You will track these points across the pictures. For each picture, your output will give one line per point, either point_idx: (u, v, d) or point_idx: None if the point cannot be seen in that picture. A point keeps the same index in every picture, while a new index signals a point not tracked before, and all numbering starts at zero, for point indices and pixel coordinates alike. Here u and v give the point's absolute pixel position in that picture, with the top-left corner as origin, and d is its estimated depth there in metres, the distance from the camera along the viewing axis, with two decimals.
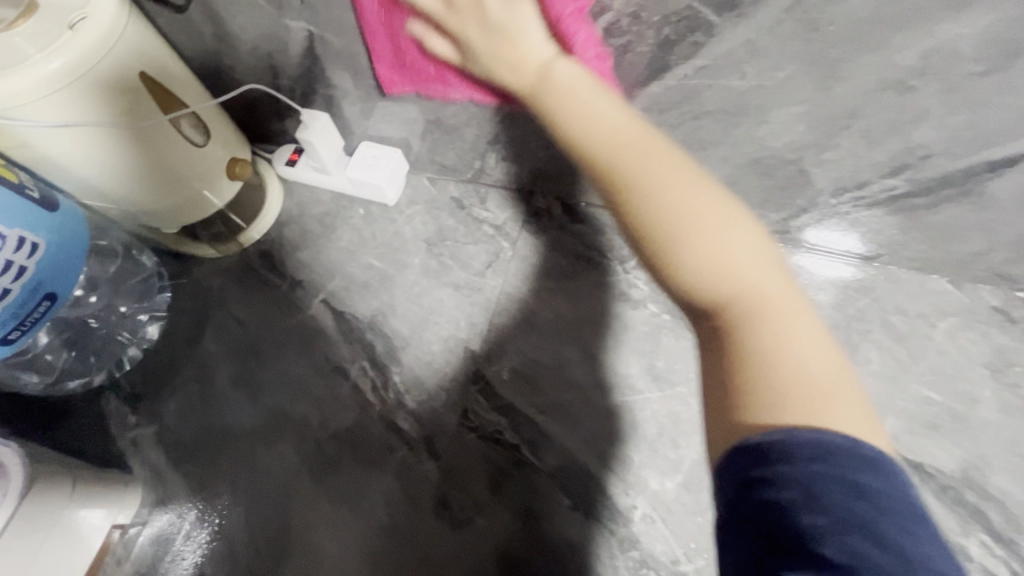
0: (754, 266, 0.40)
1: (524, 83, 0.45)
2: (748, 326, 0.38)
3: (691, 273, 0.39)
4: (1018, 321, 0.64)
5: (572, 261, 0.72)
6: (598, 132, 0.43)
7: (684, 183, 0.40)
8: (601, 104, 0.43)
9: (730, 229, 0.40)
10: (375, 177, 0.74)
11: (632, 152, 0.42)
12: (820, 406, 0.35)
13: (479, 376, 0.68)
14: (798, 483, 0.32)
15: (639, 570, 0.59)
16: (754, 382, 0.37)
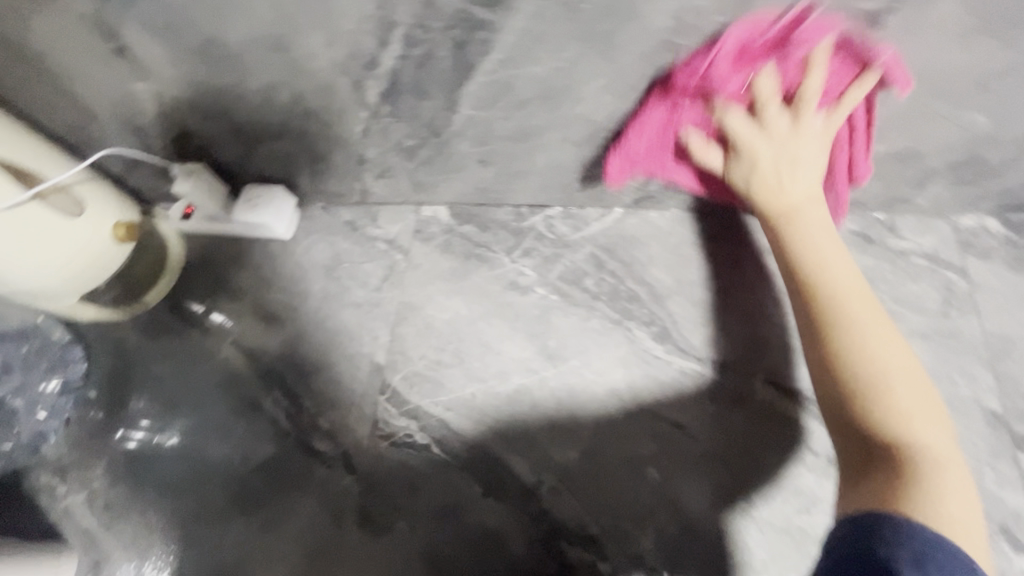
0: (933, 424, 0.46)
1: (777, 204, 0.54)
2: (932, 462, 0.44)
3: (863, 356, 0.49)
4: (876, 241, 0.66)
5: (462, 261, 0.76)
6: (818, 252, 0.53)
7: (882, 332, 0.50)
8: (820, 233, 0.54)
9: (917, 393, 0.47)
10: (260, 215, 0.77)
11: (819, 259, 0.53)
12: (957, 534, 0.40)
13: (386, 386, 0.70)
14: (913, 528, 0.39)
15: (553, 542, 0.59)
16: (914, 493, 0.42)
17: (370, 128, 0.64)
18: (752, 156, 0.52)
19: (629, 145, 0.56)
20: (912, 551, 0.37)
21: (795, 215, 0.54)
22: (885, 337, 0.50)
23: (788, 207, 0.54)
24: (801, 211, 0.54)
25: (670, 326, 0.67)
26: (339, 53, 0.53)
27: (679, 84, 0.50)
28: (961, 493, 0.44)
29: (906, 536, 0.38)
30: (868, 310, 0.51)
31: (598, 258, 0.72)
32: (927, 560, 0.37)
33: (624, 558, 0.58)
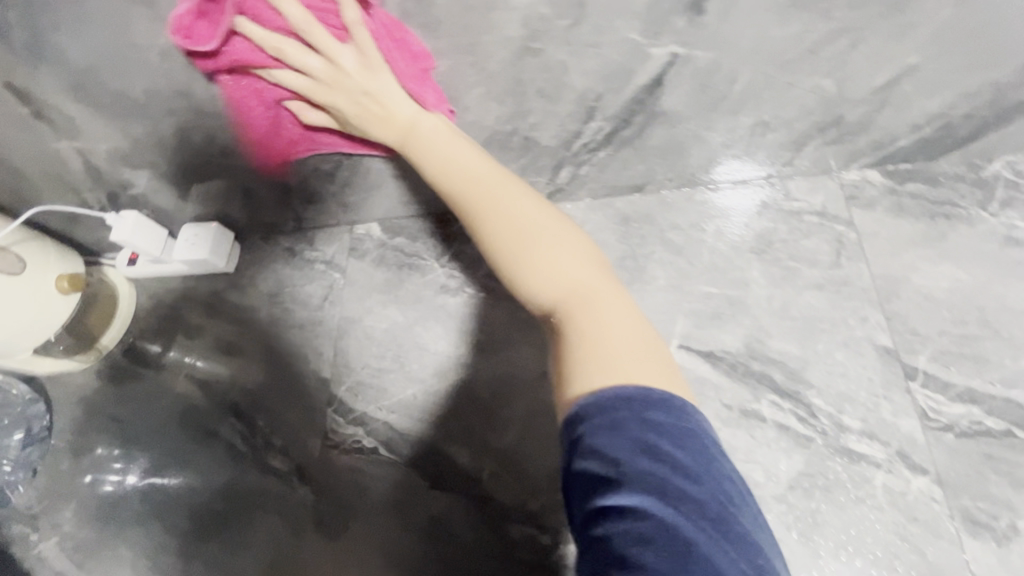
0: (579, 273, 0.48)
1: (392, 133, 0.53)
2: (581, 309, 0.46)
3: (510, 253, 0.49)
4: (770, 205, 0.71)
5: (397, 272, 0.80)
6: (449, 165, 0.51)
7: (518, 207, 0.50)
8: (452, 145, 0.52)
9: (554, 250, 0.48)
10: (198, 252, 0.80)
11: (450, 168, 0.51)
12: (633, 361, 0.43)
13: (333, 398, 0.73)
14: (618, 432, 0.38)
15: (497, 522, 0.63)
16: (582, 354, 0.44)
17: (285, 157, 0.69)
18: (361, 82, 0.49)
19: (225, 79, 0.55)
20: (633, 478, 0.36)
21: (416, 135, 0.52)
22: (540, 210, 0.50)
23: (400, 117, 0.52)
24: (421, 134, 0.52)
25: None
26: (238, 92, 0.58)
27: (208, 11, 0.47)
28: (639, 352, 0.44)
29: (615, 460, 0.37)
30: (514, 186, 0.51)
31: None
32: (642, 472, 0.36)
33: (562, 526, 0.62)
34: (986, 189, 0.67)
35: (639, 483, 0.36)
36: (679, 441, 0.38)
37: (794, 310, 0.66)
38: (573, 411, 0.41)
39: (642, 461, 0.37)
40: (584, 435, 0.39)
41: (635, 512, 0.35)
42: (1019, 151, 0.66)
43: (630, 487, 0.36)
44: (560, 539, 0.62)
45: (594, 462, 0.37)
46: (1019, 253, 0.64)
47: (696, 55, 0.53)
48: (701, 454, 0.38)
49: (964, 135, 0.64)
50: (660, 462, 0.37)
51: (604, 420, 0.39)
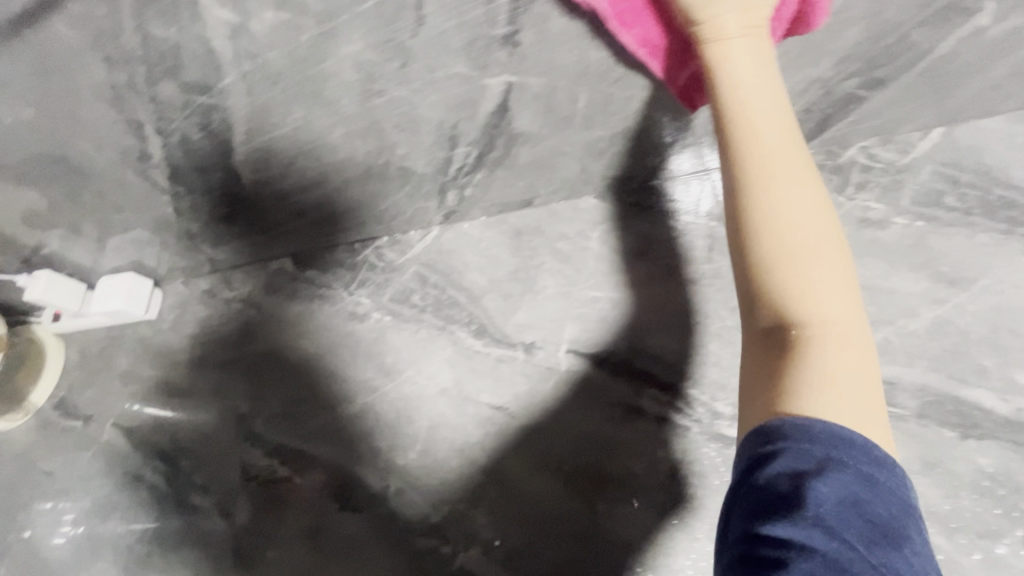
0: (828, 293, 0.42)
1: (733, 25, 0.44)
2: (824, 340, 0.41)
3: (773, 248, 0.43)
4: (650, 207, 0.76)
5: (309, 303, 0.83)
6: (750, 107, 0.44)
7: (776, 191, 0.43)
8: (757, 88, 0.45)
9: (830, 261, 0.43)
10: (115, 302, 0.83)
11: (749, 127, 0.44)
12: (850, 407, 0.40)
13: (250, 432, 0.76)
14: (829, 468, 0.38)
15: (403, 538, 0.66)
16: (795, 377, 0.41)
17: (180, 206, 0.72)
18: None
19: None
20: (826, 521, 0.36)
21: (720, 42, 0.44)
22: (813, 197, 0.44)
23: (719, 57, 0.45)
24: (732, 45, 0.45)
25: (486, 323, 0.74)
26: (113, 153, 0.61)
27: None
28: (860, 399, 0.41)
29: (815, 499, 0.37)
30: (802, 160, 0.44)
31: (422, 275, 0.79)
32: (836, 517, 0.37)
33: (462, 537, 0.65)
34: (842, 174, 0.71)
35: (828, 526, 0.36)
36: (867, 486, 0.38)
37: None
38: (769, 424, 0.40)
39: (834, 511, 0.37)
40: (783, 458, 0.38)
41: (817, 547, 0.36)
42: (869, 137, 0.70)
43: (821, 524, 0.36)
44: (460, 548, 0.64)
45: (785, 484, 0.38)
46: (873, 232, 0.67)
47: (528, 80, 0.56)
48: (875, 512, 0.38)
49: (812, 126, 0.68)
50: (847, 512, 0.37)
51: (817, 453, 0.38)
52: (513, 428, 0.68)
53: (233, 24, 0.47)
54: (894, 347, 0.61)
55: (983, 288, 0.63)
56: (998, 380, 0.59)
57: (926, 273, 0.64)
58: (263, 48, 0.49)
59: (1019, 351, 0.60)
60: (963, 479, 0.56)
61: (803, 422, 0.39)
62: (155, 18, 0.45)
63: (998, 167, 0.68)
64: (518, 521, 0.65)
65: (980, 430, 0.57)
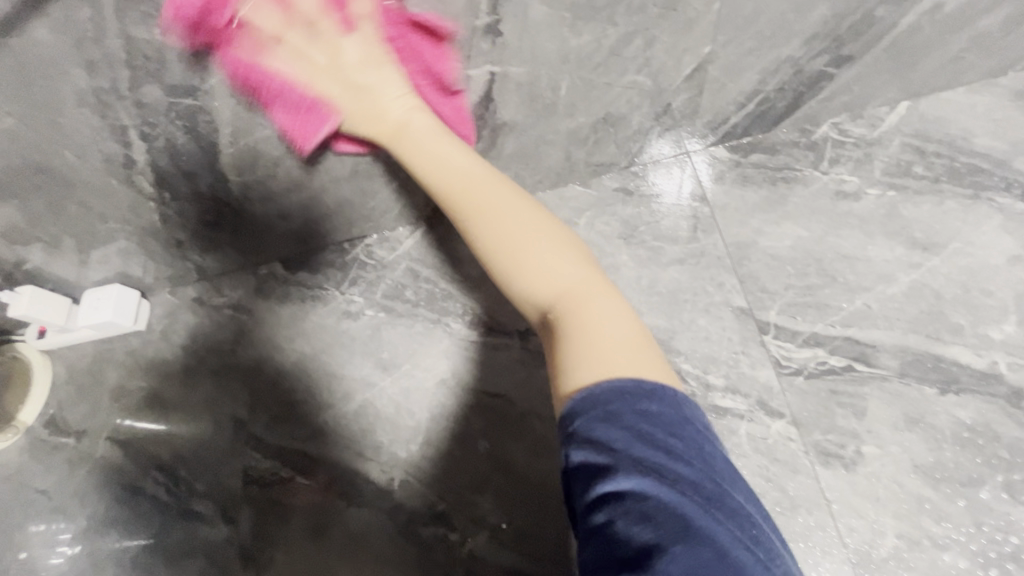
0: (566, 272, 0.50)
1: (388, 122, 0.54)
2: (577, 309, 0.48)
3: (507, 263, 0.50)
4: (634, 191, 0.76)
5: (301, 305, 0.82)
6: (444, 162, 0.53)
7: (497, 214, 0.51)
8: (446, 142, 0.54)
9: (555, 251, 0.50)
10: (103, 315, 0.81)
11: (451, 173, 0.53)
12: (624, 352, 0.46)
13: (250, 436, 0.76)
14: (621, 420, 0.41)
15: (409, 528, 0.66)
16: (568, 355, 0.46)
17: (166, 213, 0.71)
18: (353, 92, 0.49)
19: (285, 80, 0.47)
20: (630, 461, 0.39)
21: (402, 134, 0.54)
22: (524, 211, 0.52)
23: (403, 142, 0.54)
24: (406, 126, 0.54)
25: (480, 313, 0.75)
26: (96, 161, 0.60)
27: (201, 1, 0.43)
28: (630, 345, 0.47)
29: (619, 455, 0.40)
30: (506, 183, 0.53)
31: (414, 270, 0.80)
32: (639, 457, 0.40)
33: (469, 523, 0.65)
34: (816, 150, 0.73)
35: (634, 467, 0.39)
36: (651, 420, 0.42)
37: (660, 286, 0.70)
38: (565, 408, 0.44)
39: (640, 452, 0.40)
40: (581, 430, 0.42)
41: (633, 489, 0.38)
42: (840, 113, 0.73)
43: (632, 469, 0.39)
44: (468, 534, 0.65)
45: (592, 450, 0.41)
46: (849, 204, 0.70)
47: (511, 70, 0.57)
48: (677, 444, 0.41)
49: (785, 105, 0.71)
50: (649, 451, 0.40)
51: (606, 409, 0.42)
52: (512, 413, 0.69)
53: None
54: (873, 312, 0.64)
55: (954, 251, 0.66)
56: (972, 336, 0.62)
57: (901, 239, 0.67)
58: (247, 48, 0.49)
59: (991, 309, 0.63)
60: (945, 432, 0.58)
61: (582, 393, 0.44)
62: (137, 19, 0.45)
63: (963, 136, 0.71)
64: (523, 504, 0.65)
65: (958, 385, 0.60)
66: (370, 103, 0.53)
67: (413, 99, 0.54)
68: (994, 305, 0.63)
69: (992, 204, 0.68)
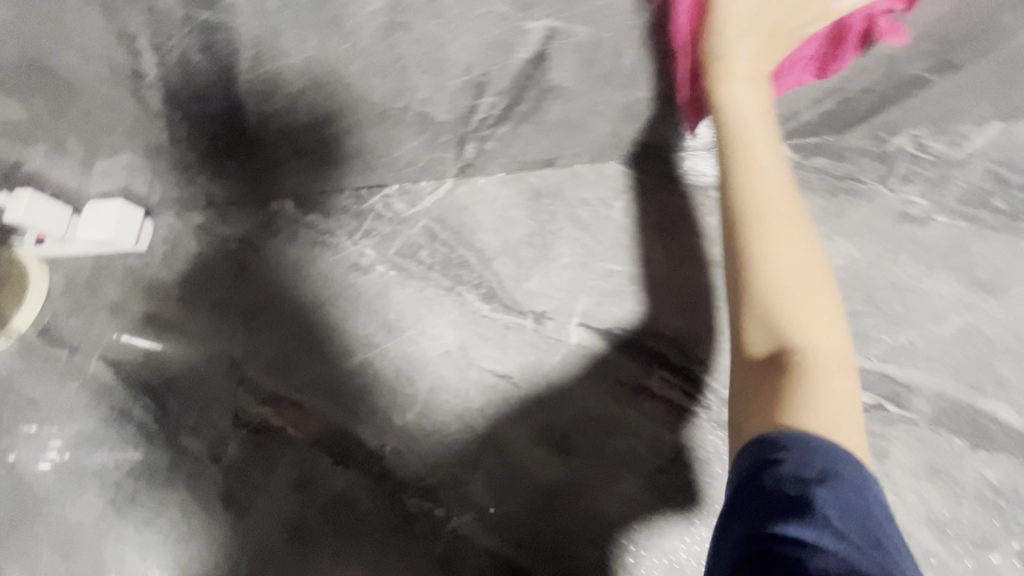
0: (816, 329, 0.47)
1: (768, 59, 0.52)
2: (813, 364, 0.46)
3: (768, 286, 0.49)
4: (679, 177, 0.71)
5: (309, 249, 0.78)
6: (756, 151, 0.53)
7: (785, 234, 0.51)
8: (763, 126, 0.53)
9: (813, 304, 0.48)
10: (104, 232, 0.78)
11: (759, 168, 0.52)
12: (846, 428, 0.43)
13: (244, 377, 0.74)
14: (823, 474, 0.39)
15: (394, 496, 0.65)
16: (791, 399, 0.44)
17: (177, 133, 0.66)
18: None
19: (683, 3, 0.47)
20: (822, 510, 0.38)
21: (717, 94, 0.52)
22: (793, 236, 0.51)
23: (727, 97, 0.52)
24: (756, 83, 0.53)
25: (496, 287, 0.71)
26: (104, 66, 0.55)
27: None
28: (850, 418, 0.44)
29: (822, 500, 0.38)
30: (788, 201, 0.52)
31: (431, 231, 0.75)
32: (842, 521, 0.38)
33: (456, 502, 0.64)
34: (887, 163, 0.67)
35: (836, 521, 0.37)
36: (856, 483, 0.40)
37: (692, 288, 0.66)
38: (771, 435, 0.42)
39: (842, 515, 0.38)
40: (783, 464, 0.40)
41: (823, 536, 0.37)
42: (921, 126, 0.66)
43: (819, 519, 0.37)
44: (454, 513, 0.63)
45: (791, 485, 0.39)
46: (912, 229, 0.64)
47: (571, 28, 0.51)
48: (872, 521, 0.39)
49: (866, 109, 0.63)
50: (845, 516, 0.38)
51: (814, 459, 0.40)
52: (515, 397, 0.66)
53: None
54: (916, 351, 0.59)
55: (1017, 297, 0.61)
56: (1019, 393, 0.58)
57: (962, 276, 0.62)
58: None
59: None
60: (967, 488, 0.56)
61: (798, 434, 0.42)
62: None
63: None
64: (514, 491, 0.64)
65: (991, 442, 0.57)
66: (732, 111, 0.52)
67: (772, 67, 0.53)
68: None
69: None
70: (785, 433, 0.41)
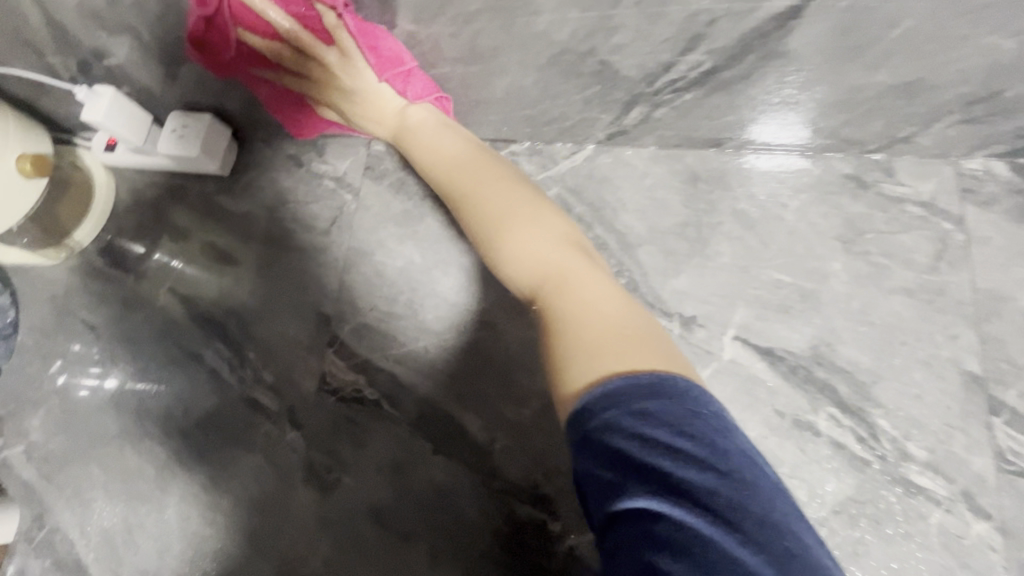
0: (565, 256, 0.47)
1: (452, 150, 0.55)
2: (561, 293, 0.45)
3: (501, 236, 0.49)
4: (870, 186, 0.60)
5: (417, 202, 0.68)
6: (436, 154, 0.55)
7: (510, 192, 0.51)
8: (462, 150, 0.55)
9: (546, 228, 0.49)
10: (187, 150, 0.67)
11: (451, 157, 0.54)
12: (652, 358, 0.38)
13: (334, 338, 0.65)
14: (622, 425, 0.34)
15: (503, 498, 0.58)
16: (559, 348, 0.41)
17: None
18: (357, 88, 0.54)
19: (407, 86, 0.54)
20: (660, 459, 0.32)
21: (408, 137, 0.57)
22: (546, 213, 0.50)
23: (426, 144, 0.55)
24: (427, 126, 0.56)
25: (638, 279, 0.61)
26: None
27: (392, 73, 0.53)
28: (628, 343, 0.39)
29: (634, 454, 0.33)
30: (517, 178, 0.53)
31: (565, 202, 0.65)
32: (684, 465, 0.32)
33: (574, 516, 0.57)
34: None
35: (674, 459, 0.32)
36: (680, 428, 0.33)
37: (874, 316, 0.57)
38: (578, 404, 0.36)
39: (680, 462, 0.32)
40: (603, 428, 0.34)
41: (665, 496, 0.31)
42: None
43: (664, 476, 0.32)
44: (570, 528, 0.56)
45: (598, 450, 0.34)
46: None
47: None
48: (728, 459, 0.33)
49: None
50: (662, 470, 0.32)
51: (613, 403, 0.35)
52: None
53: None
54: None
55: None
56: None
57: None
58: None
59: None
60: None
61: (595, 391, 0.36)
62: None
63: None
64: None
65: None
66: (376, 104, 0.56)
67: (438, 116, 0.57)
68: None
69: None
70: (609, 385, 0.36)
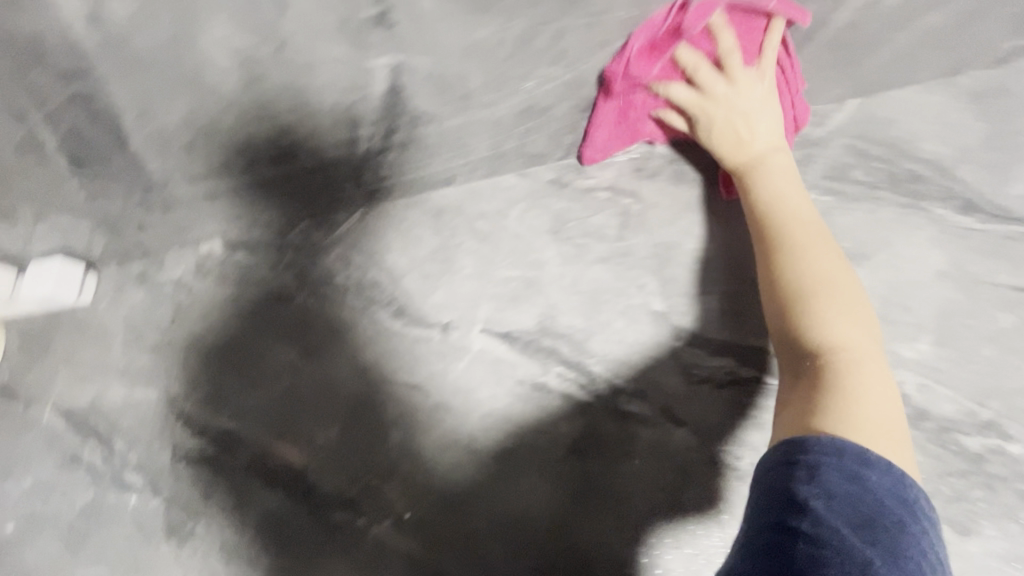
0: (857, 330, 0.52)
1: (743, 157, 0.61)
2: (848, 367, 0.50)
3: (861, 313, 0.53)
4: (568, 184, 0.73)
5: (233, 287, 0.80)
6: (779, 199, 0.60)
7: (842, 269, 0.56)
8: (797, 202, 0.60)
9: (851, 305, 0.53)
10: (51, 290, 0.76)
11: (796, 217, 0.59)
12: (888, 436, 0.46)
13: (181, 413, 0.78)
14: (852, 478, 0.42)
15: (320, 508, 0.72)
16: (843, 405, 0.47)
17: (93, 190, 0.70)
18: (741, 103, 0.60)
19: (603, 125, 0.66)
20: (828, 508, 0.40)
21: (745, 164, 0.61)
22: (845, 279, 0.56)
23: (751, 183, 0.61)
24: (765, 166, 0.61)
25: (405, 304, 0.75)
26: (16, 130, 0.60)
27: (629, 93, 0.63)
28: (881, 405, 0.48)
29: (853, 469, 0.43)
30: (820, 227, 0.59)
31: (346, 258, 0.78)
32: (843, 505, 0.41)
33: (374, 510, 0.71)
34: None
35: (823, 523, 0.40)
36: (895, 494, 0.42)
37: (582, 284, 0.71)
38: (799, 437, 0.45)
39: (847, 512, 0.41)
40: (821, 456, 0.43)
41: (810, 542, 0.39)
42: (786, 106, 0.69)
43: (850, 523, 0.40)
44: (373, 521, 0.71)
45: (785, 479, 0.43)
46: None
47: (408, 60, 0.58)
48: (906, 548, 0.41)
49: None
50: (857, 513, 0.41)
51: (822, 448, 0.44)
52: (425, 407, 0.71)
53: (89, 11, 0.50)
54: None
55: (931, 283, 0.60)
56: (945, 386, 0.57)
57: (863, 262, 0.62)
58: (147, 25, 0.51)
59: (982, 360, 0.57)
60: None
61: (820, 439, 0.44)
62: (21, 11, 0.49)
63: (897, 140, 0.66)
64: (425, 498, 0.70)
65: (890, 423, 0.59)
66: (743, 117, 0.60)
67: (775, 137, 0.61)
68: (985, 356, 0.57)
69: (928, 216, 0.63)
70: (813, 436, 0.44)
